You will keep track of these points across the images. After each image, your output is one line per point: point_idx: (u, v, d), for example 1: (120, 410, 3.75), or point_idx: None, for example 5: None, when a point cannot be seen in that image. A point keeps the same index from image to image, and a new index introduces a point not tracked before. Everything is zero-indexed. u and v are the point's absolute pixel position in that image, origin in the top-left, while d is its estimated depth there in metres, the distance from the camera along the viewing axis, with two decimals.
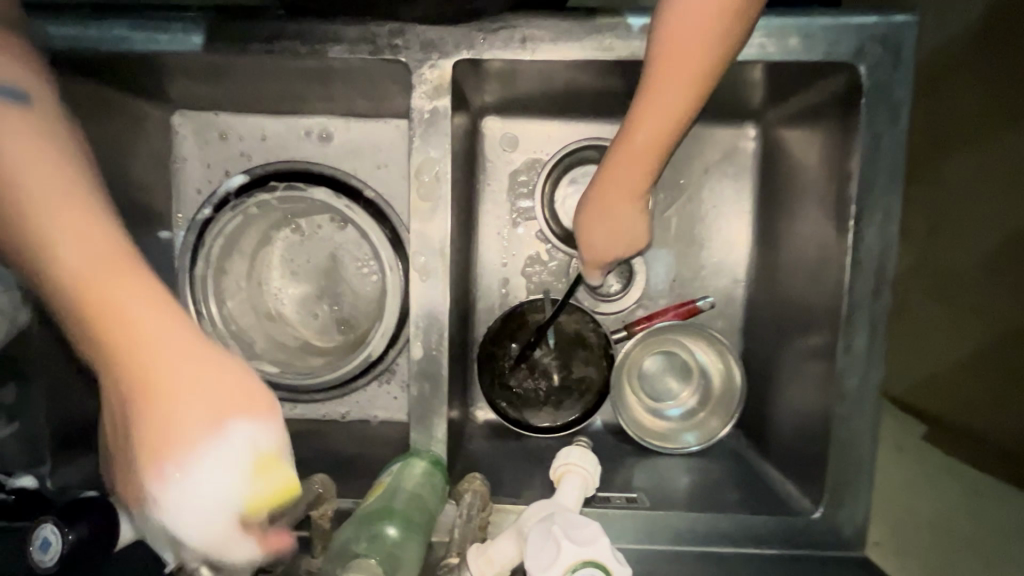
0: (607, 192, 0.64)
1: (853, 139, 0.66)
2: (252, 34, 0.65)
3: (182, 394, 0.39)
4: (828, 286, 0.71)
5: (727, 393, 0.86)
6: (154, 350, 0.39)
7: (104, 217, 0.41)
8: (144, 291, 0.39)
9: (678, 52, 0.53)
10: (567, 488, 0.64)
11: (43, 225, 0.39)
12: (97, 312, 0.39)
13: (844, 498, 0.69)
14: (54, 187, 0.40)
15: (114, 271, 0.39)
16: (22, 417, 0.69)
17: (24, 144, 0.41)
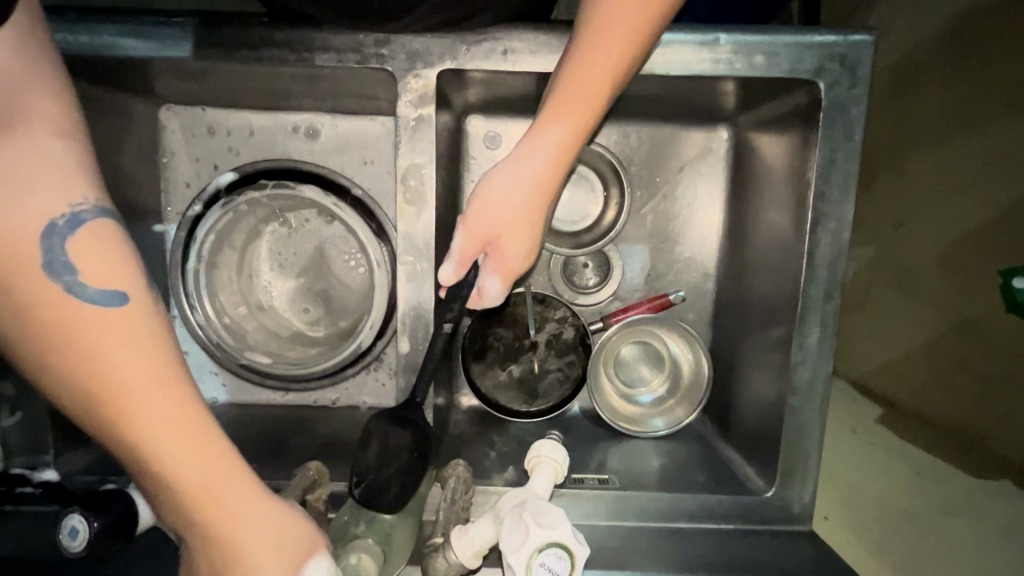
0: (507, 186, 0.59)
1: (812, 150, 0.70)
2: (241, 41, 0.68)
3: (261, 547, 0.48)
4: (787, 285, 0.77)
5: (695, 382, 0.92)
6: (237, 518, 0.47)
7: (198, 419, 0.46)
8: (234, 488, 0.47)
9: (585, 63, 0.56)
10: (538, 476, 0.69)
11: (145, 438, 0.44)
12: (194, 502, 0.46)
13: (795, 479, 0.76)
14: (170, 421, 0.44)
15: (210, 475, 0.46)
16: (24, 409, 0.72)
17: (119, 355, 0.43)
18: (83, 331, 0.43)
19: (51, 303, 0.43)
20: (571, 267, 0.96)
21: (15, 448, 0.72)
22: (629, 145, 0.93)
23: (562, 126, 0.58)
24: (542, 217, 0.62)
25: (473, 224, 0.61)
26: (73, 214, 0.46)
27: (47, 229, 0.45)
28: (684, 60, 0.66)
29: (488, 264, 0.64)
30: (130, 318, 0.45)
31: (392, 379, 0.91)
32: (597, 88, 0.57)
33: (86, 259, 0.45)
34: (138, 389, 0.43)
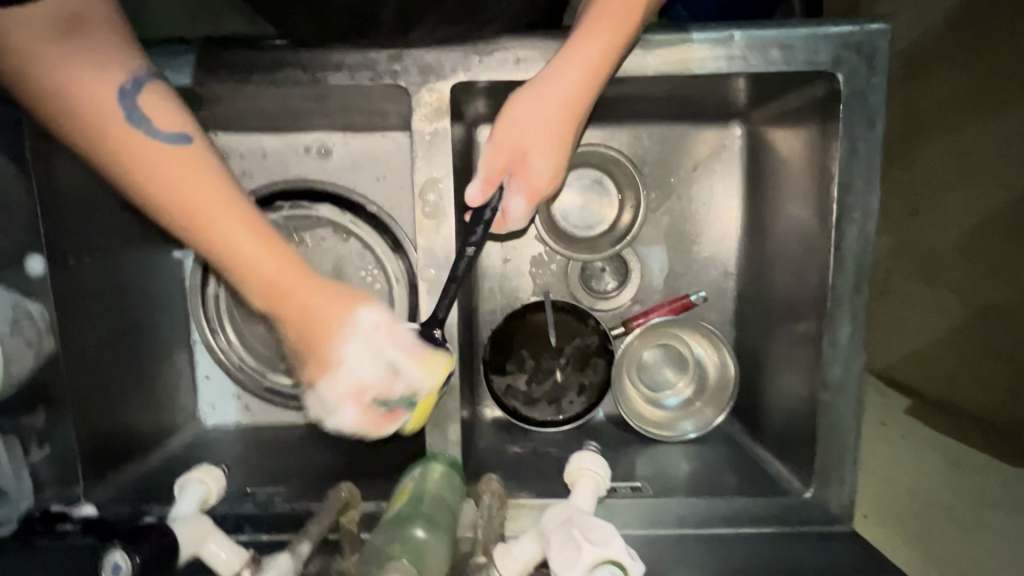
0: (538, 99, 0.62)
1: (832, 143, 0.69)
2: (254, 64, 0.68)
3: (334, 311, 0.54)
4: (814, 281, 0.75)
5: (721, 382, 0.91)
6: (312, 297, 0.54)
7: (266, 229, 0.53)
8: (307, 282, 0.54)
9: None
10: (581, 491, 0.68)
11: (228, 240, 0.51)
12: (282, 298, 0.53)
13: (833, 479, 0.74)
14: (237, 227, 0.51)
15: (281, 271, 0.53)
16: (53, 442, 0.71)
17: (194, 178, 0.50)
18: (155, 159, 0.49)
19: (128, 139, 0.49)
20: (589, 272, 0.96)
21: (46, 481, 0.72)
22: (641, 147, 0.93)
23: (595, 45, 0.60)
24: (569, 139, 0.64)
25: (502, 136, 0.63)
26: (134, 79, 0.52)
27: (118, 90, 0.50)
28: (699, 58, 0.65)
29: (512, 183, 0.66)
30: (198, 153, 0.51)
31: None
32: (630, 10, 0.60)
33: (153, 110, 0.51)
34: (214, 203, 0.50)
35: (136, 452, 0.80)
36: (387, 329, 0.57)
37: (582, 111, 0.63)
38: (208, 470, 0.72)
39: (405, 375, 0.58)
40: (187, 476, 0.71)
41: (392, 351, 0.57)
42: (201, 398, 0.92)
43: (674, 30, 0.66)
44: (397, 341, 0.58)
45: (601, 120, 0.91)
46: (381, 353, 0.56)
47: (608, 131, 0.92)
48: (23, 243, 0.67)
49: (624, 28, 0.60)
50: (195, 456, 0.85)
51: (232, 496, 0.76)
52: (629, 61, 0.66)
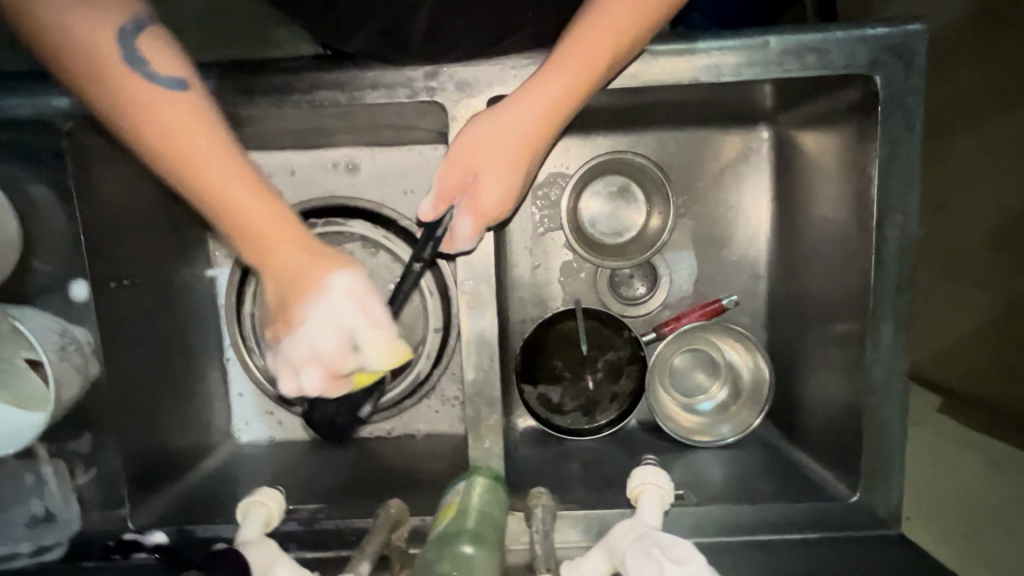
0: (493, 127, 0.62)
1: (871, 144, 0.69)
2: (290, 85, 0.68)
3: (303, 257, 0.55)
4: (851, 283, 0.75)
5: (756, 385, 0.90)
6: (288, 245, 0.54)
7: (253, 177, 0.54)
8: (285, 229, 0.54)
9: (588, 34, 0.60)
10: (647, 506, 0.67)
11: (213, 183, 0.52)
12: (261, 240, 0.54)
13: (880, 483, 0.73)
14: (220, 171, 0.52)
15: (260, 217, 0.54)
16: (99, 464, 0.72)
17: (188, 121, 0.52)
18: (151, 99, 0.51)
19: (126, 79, 0.51)
20: (617, 279, 0.96)
21: (92, 503, 0.72)
22: (667, 152, 0.93)
23: (560, 84, 0.61)
24: (521, 173, 0.64)
25: (457, 157, 0.63)
26: (138, 24, 0.53)
27: (119, 33, 0.52)
28: (734, 66, 0.65)
29: (462, 204, 0.65)
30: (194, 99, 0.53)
31: (446, 406, 0.91)
32: (600, 56, 0.60)
33: (153, 55, 0.53)
34: (204, 142, 0.52)
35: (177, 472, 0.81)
36: (357, 296, 0.55)
37: (538, 146, 0.63)
38: (269, 493, 0.72)
39: (363, 352, 0.57)
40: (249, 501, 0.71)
41: (357, 321, 0.56)
42: (234, 415, 0.91)
43: (707, 37, 0.66)
44: (366, 310, 0.56)
45: (627, 128, 0.91)
46: (344, 325, 0.55)
47: (634, 137, 0.92)
48: (69, 272, 0.69)
49: (592, 74, 0.61)
50: (233, 474, 0.85)
51: None
52: (666, 69, 0.66)
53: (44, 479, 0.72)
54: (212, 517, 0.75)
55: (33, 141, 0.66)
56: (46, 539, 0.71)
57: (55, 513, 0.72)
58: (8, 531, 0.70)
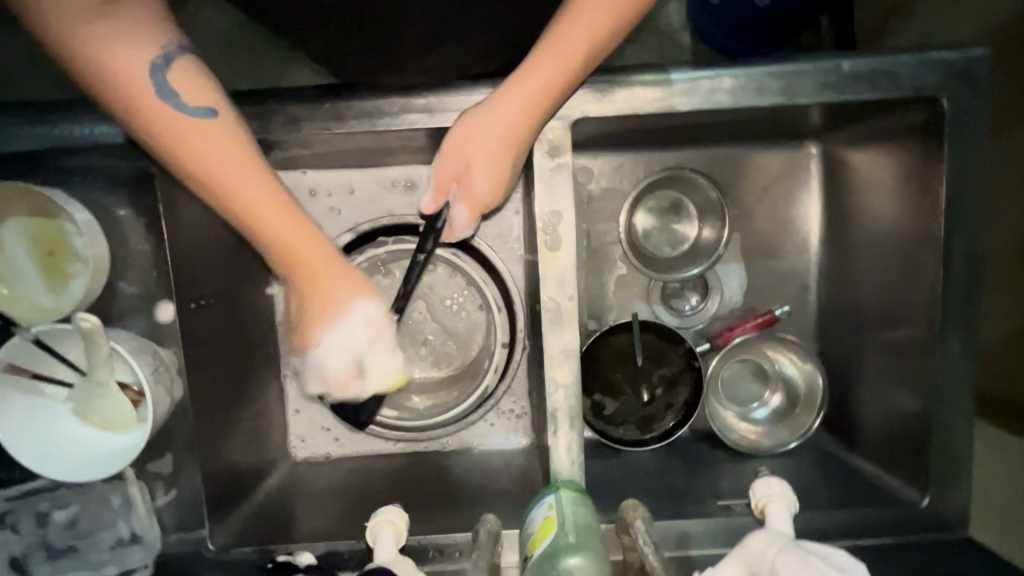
0: (479, 124, 0.64)
1: (936, 164, 0.71)
2: (373, 109, 0.69)
3: (329, 283, 0.57)
4: (917, 295, 0.77)
5: (810, 392, 0.92)
6: (323, 268, 0.56)
7: (291, 203, 0.54)
8: (325, 252, 0.56)
9: (556, 35, 0.59)
10: (779, 516, 0.69)
11: (250, 206, 0.52)
12: (294, 259, 0.55)
13: (948, 488, 0.75)
14: (259, 190, 0.52)
15: (301, 238, 0.55)
16: (177, 486, 0.74)
17: (226, 149, 0.51)
18: (189, 133, 0.50)
19: (148, 108, 0.49)
20: (669, 292, 0.98)
21: (170, 527, 0.72)
22: (717, 168, 0.95)
23: (539, 80, 0.61)
24: (508, 161, 0.66)
25: (448, 153, 0.66)
26: (166, 53, 0.50)
27: (149, 66, 0.48)
28: (811, 87, 0.66)
29: (457, 195, 0.69)
30: (224, 127, 0.51)
31: (503, 419, 0.91)
32: (576, 52, 0.59)
33: (185, 86, 0.50)
34: (244, 173, 0.51)
35: (247, 490, 0.81)
36: (376, 326, 0.60)
37: (525, 138, 0.65)
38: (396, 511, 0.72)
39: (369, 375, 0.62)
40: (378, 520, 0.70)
41: (365, 343, 0.60)
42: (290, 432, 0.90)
43: (788, 60, 0.67)
44: (378, 337, 0.60)
45: (679, 145, 0.93)
46: (357, 352, 0.60)
47: (686, 154, 0.95)
48: (155, 295, 0.70)
49: (564, 74, 0.60)
50: (298, 491, 0.85)
51: (353, 530, 0.75)
52: (748, 92, 0.66)
53: (131, 500, 0.71)
54: (289, 536, 0.75)
55: (123, 168, 0.67)
56: (129, 563, 0.70)
57: (141, 535, 0.71)
58: (94, 554, 0.70)
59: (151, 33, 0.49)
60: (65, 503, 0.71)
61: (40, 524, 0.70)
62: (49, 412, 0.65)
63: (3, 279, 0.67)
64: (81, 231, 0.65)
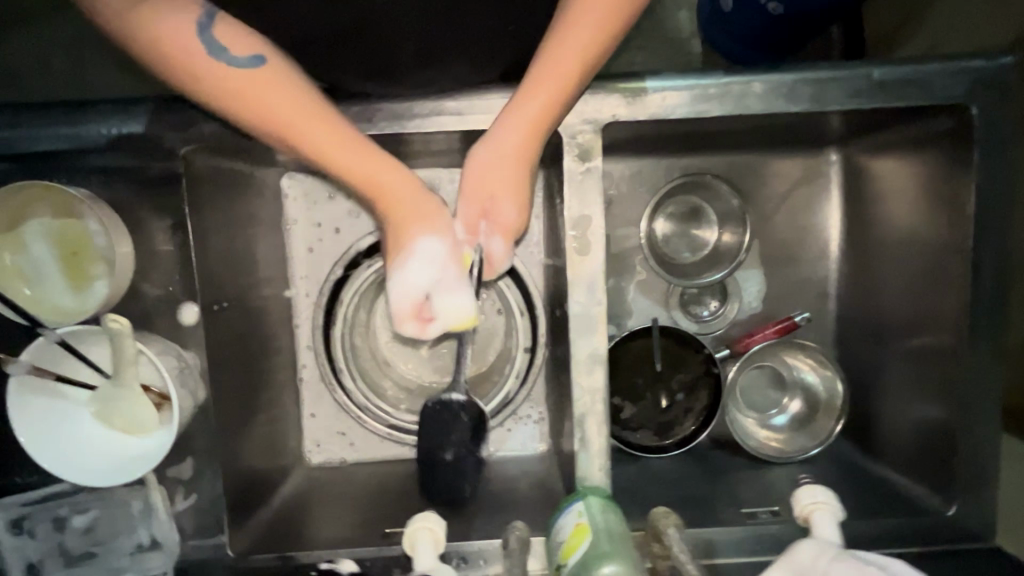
0: (489, 151, 0.63)
1: (965, 170, 0.72)
2: (403, 111, 0.68)
3: (404, 208, 0.61)
4: (944, 304, 0.76)
5: (830, 399, 0.91)
6: (398, 194, 0.61)
7: (356, 139, 0.59)
8: (394, 180, 0.61)
9: (550, 56, 0.60)
10: (827, 526, 0.68)
11: (314, 143, 0.57)
12: (364, 186, 0.60)
13: (975, 496, 0.74)
14: (321, 131, 0.57)
15: (367, 169, 0.60)
16: (198, 491, 0.71)
17: (279, 92, 0.55)
18: (252, 86, 0.55)
19: (191, 55, 0.53)
20: (688, 297, 0.97)
21: (189, 532, 0.70)
22: (737, 174, 0.95)
23: (542, 98, 0.61)
24: (525, 184, 0.65)
25: (468, 189, 0.65)
26: (209, 15, 0.55)
27: (197, 27, 0.53)
28: (841, 94, 0.66)
29: (487, 228, 0.67)
30: (274, 74, 0.56)
31: (520, 425, 0.91)
32: (573, 66, 0.61)
33: (233, 39, 0.55)
34: (303, 108, 0.56)
35: (265, 496, 0.79)
36: (447, 258, 0.63)
37: (536, 156, 0.65)
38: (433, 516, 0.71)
39: (442, 310, 0.64)
40: (416, 526, 0.69)
41: (439, 270, 0.63)
42: (304, 437, 0.89)
43: (819, 65, 0.67)
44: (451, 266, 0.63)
45: (700, 151, 0.93)
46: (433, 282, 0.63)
47: (706, 159, 0.95)
48: (180, 295, 0.69)
49: (562, 91, 0.61)
50: (314, 496, 0.83)
51: (374, 537, 0.74)
52: (778, 96, 0.67)
53: (152, 504, 0.69)
54: (308, 541, 0.73)
55: (151, 168, 0.66)
56: (149, 569, 0.69)
57: (161, 540, 0.69)
58: (113, 559, 0.69)
59: (190, 0, 0.54)
60: (85, 507, 0.69)
61: (57, 528, 0.68)
62: (70, 414, 0.64)
63: (23, 279, 0.66)
64: (108, 231, 0.65)
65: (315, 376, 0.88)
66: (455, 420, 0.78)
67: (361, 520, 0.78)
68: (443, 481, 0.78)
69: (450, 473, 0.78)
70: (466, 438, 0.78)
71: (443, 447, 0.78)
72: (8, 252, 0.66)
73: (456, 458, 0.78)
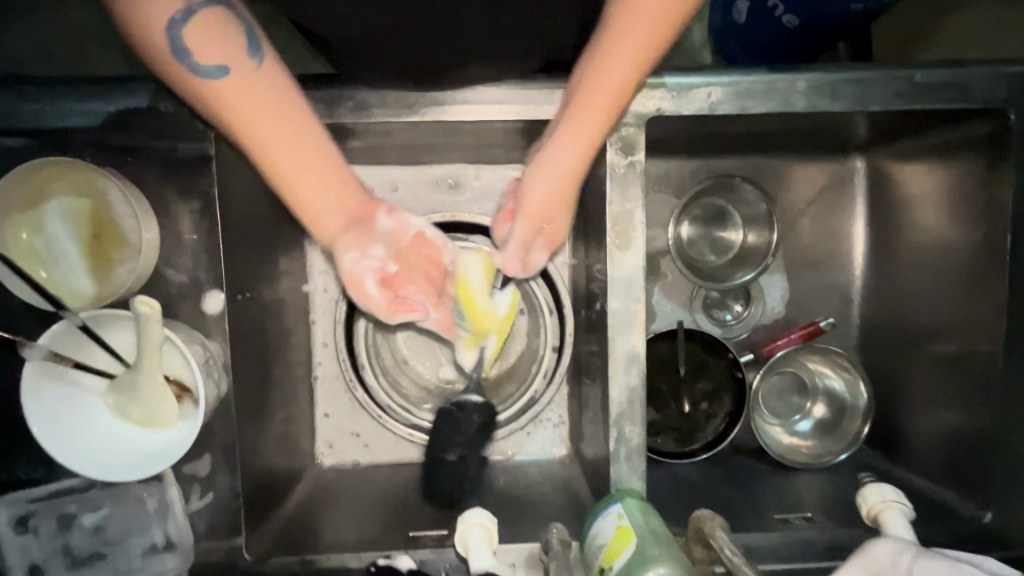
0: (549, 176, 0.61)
1: (1001, 176, 0.72)
2: (443, 97, 0.67)
3: (330, 216, 0.59)
4: (979, 309, 0.76)
5: (854, 405, 0.90)
6: (324, 201, 0.58)
7: (311, 149, 0.56)
8: (328, 190, 0.58)
9: (598, 73, 0.56)
10: (900, 524, 0.68)
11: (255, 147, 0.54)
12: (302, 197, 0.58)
13: (1012, 503, 0.74)
14: (270, 137, 0.54)
15: (307, 180, 0.57)
16: (215, 490, 0.67)
17: (240, 92, 0.52)
18: (215, 89, 0.52)
19: (167, 54, 0.51)
20: (713, 300, 0.96)
21: (205, 532, 0.66)
22: (763, 179, 0.95)
23: (593, 121, 0.58)
24: (572, 198, 0.63)
25: (525, 210, 0.64)
26: (189, 8, 0.51)
27: (168, 23, 0.50)
28: (881, 97, 0.68)
29: (539, 241, 0.67)
30: (241, 77, 0.52)
31: (541, 427, 0.89)
32: (619, 84, 0.56)
33: (201, 36, 0.51)
34: (262, 126, 0.53)
35: (282, 496, 0.76)
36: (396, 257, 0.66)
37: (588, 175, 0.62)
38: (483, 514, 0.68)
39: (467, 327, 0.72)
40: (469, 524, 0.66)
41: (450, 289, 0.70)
42: (318, 437, 0.85)
43: (857, 68, 0.68)
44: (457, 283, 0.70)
45: (728, 153, 0.93)
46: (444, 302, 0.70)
47: (733, 162, 0.94)
48: (205, 283, 0.66)
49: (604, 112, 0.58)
50: (329, 499, 0.80)
51: (399, 540, 0.71)
52: (816, 96, 0.67)
53: (168, 502, 0.66)
54: (330, 543, 0.70)
55: (180, 150, 0.64)
56: (162, 571, 0.65)
57: (176, 541, 0.66)
58: (123, 561, 0.65)
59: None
60: (95, 505, 0.65)
61: (64, 527, 0.65)
62: (85, 403, 0.62)
63: (39, 261, 0.63)
64: (136, 214, 0.63)
65: (333, 373, 0.85)
66: (466, 421, 0.80)
67: (382, 521, 0.75)
68: (446, 480, 0.79)
69: (452, 472, 0.79)
70: (472, 439, 0.81)
71: (447, 448, 0.80)
72: (24, 230, 0.63)
73: (460, 456, 0.80)
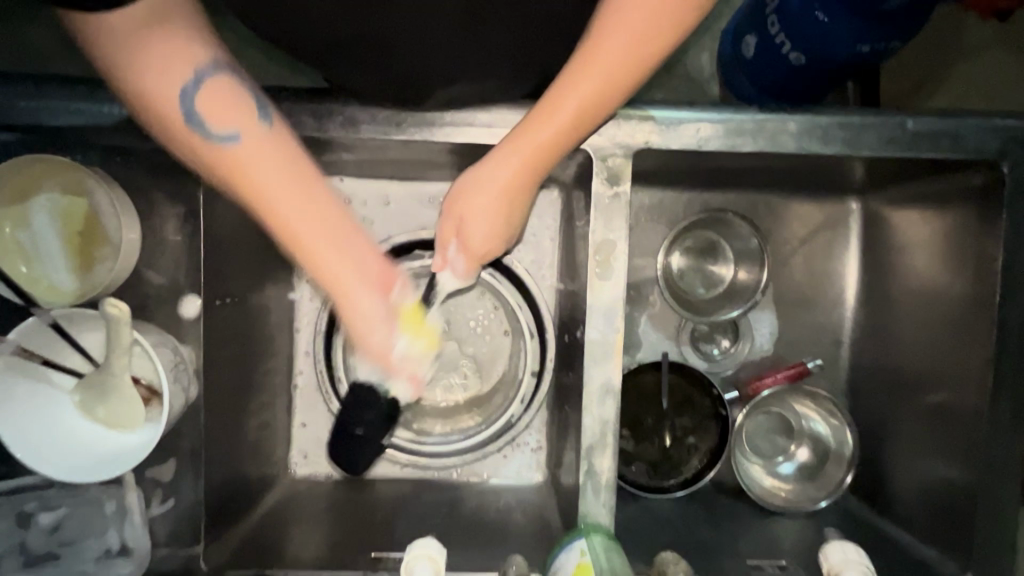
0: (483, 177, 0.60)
1: (992, 228, 0.71)
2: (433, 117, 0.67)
3: (348, 286, 0.57)
4: (968, 364, 0.74)
5: (839, 451, 0.88)
6: (342, 270, 0.57)
7: (332, 219, 0.56)
8: (346, 260, 0.56)
9: (554, 94, 0.55)
10: None
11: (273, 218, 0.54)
12: (320, 268, 0.56)
13: (991, 564, 0.72)
14: (292, 203, 0.53)
15: (331, 253, 0.56)
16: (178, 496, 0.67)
17: (264, 164, 0.53)
18: (225, 153, 0.52)
19: (155, 104, 0.50)
20: (700, 334, 0.95)
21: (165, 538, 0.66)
22: (757, 215, 0.94)
23: (540, 136, 0.57)
24: (511, 211, 0.63)
25: (450, 208, 0.64)
26: (199, 73, 0.51)
27: (179, 89, 0.50)
28: (873, 142, 0.68)
29: (457, 246, 0.66)
30: (253, 148, 0.53)
31: (518, 452, 0.87)
32: (575, 114, 0.55)
33: (212, 100, 0.51)
34: (274, 192, 0.53)
35: (250, 504, 0.75)
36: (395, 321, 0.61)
37: (526, 190, 0.61)
38: (435, 545, 0.66)
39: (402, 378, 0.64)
40: (417, 554, 0.65)
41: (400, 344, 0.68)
42: (291, 446, 0.83)
43: (848, 113, 0.68)
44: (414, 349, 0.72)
45: (722, 188, 0.93)
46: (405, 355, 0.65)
47: (727, 196, 0.94)
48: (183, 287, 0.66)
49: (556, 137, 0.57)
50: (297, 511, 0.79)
51: (361, 560, 0.70)
52: (806, 137, 0.67)
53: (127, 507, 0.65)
54: (289, 557, 0.69)
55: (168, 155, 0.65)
56: None
57: (133, 546, 0.65)
58: (78, 564, 0.64)
59: (186, 51, 0.49)
60: (55, 504, 0.66)
61: (22, 524, 0.65)
62: (51, 400, 0.62)
63: (20, 255, 0.64)
64: (118, 215, 0.63)
65: (311, 383, 0.83)
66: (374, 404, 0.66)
67: (345, 537, 0.74)
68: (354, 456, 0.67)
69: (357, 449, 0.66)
70: (378, 422, 0.66)
71: (354, 423, 0.66)
72: (9, 224, 0.64)
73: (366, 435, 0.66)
